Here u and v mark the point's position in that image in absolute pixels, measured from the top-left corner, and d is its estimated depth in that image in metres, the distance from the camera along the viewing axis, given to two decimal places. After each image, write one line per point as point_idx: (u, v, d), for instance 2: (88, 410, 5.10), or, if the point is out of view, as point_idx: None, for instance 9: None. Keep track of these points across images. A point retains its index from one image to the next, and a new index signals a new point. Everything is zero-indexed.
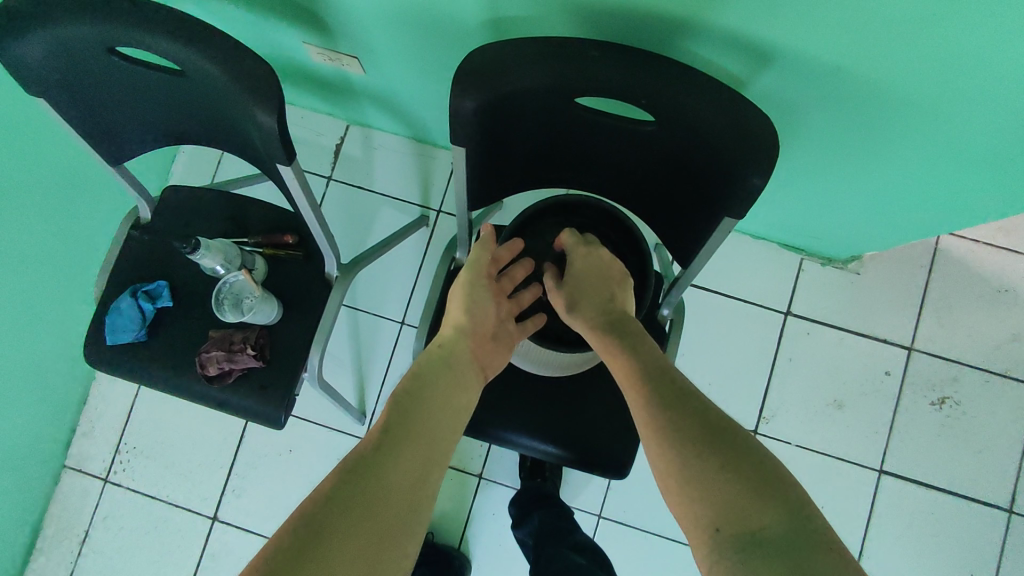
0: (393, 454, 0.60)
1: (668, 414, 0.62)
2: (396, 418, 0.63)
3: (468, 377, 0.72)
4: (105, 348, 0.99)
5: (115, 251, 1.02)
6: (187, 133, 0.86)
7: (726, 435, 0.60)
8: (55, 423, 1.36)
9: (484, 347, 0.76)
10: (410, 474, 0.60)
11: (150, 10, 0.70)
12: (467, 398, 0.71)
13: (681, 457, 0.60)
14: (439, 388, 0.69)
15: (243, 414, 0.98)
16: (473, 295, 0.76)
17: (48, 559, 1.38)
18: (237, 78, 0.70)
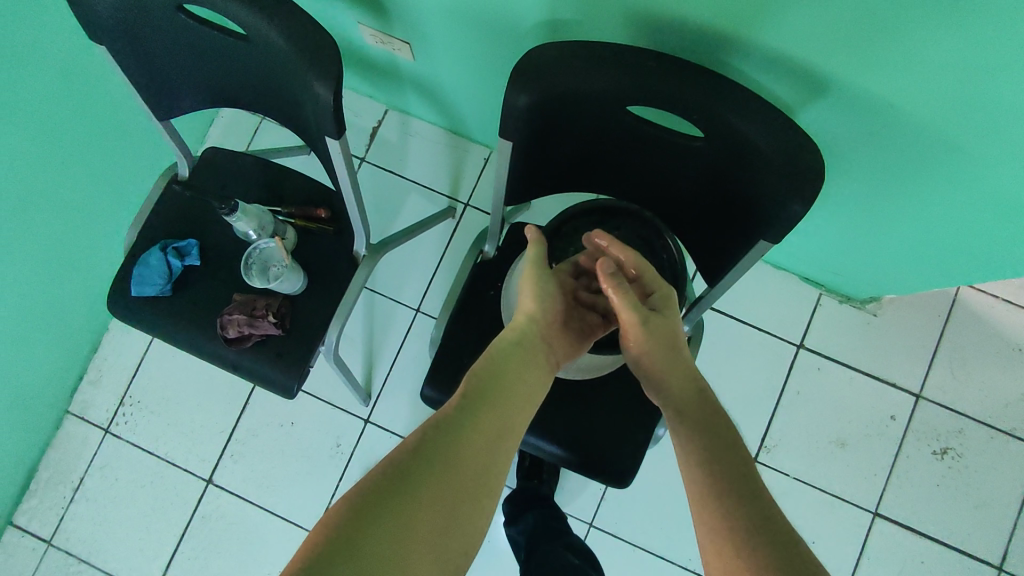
0: (468, 425, 0.63)
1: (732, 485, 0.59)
2: (476, 391, 0.66)
3: (540, 361, 0.73)
4: (129, 299, 1.00)
5: (150, 204, 1.04)
6: (239, 98, 0.88)
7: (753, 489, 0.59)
8: (64, 368, 1.38)
9: (553, 334, 0.76)
10: (485, 449, 0.63)
11: None
12: (539, 381, 0.72)
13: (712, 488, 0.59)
14: (514, 372, 0.69)
15: (256, 379, 0.99)
16: (540, 285, 0.75)
17: (41, 501, 1.39)
18: (300, 48, 0.71)
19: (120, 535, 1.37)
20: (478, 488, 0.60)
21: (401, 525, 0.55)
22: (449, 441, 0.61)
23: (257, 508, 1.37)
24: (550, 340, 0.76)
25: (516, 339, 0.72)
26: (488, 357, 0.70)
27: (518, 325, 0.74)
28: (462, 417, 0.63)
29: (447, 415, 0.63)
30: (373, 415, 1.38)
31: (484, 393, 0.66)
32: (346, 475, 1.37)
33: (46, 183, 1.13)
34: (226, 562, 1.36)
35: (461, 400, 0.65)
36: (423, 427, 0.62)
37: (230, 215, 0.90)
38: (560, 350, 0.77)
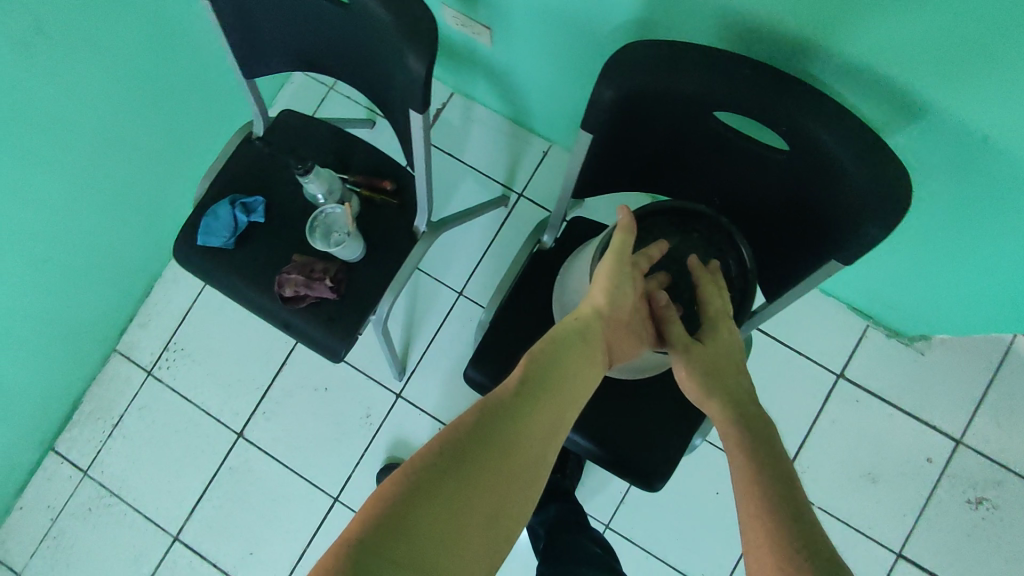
0: (521, 413, 0.62)
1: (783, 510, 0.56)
2: (532, 381, 0.64)
3: (597, 360, 0.69)
4: (193, 248, 1.03)
5: (223, 158, 1.07)
6: (326, 64, 0.90)
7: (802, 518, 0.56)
8: (116, 308, 1.42)
9: (618, 337, 0.71)
10: (535, 441, 0.62)
11: None
12: (593, 380, 0.69)
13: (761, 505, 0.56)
14: (571, 369, 0.66)
15: (306, 339, 1.01)
16: (617, 281, 0.69)
17: (80, 432, 1.44)
18: (399, 19, 0.73)
19: (150, 475, 1.42)
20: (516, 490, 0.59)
21: (449, 506, 0.55)
22: (500, 429, 0.60)
23: (282, 466, 1.41)
24: (610, 342, 0.71)
25: (580, 333, 0.68)
26: (546, 348, 0.66)
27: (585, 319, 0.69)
28: (516, 405, 0.62)
29: (501, 401, 0.62)
30: (405, 390, 1.41)
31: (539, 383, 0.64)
32: (373, 446, 1.39)
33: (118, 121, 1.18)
34: (249, 514, 1.40)
35: (517, 388, 0.63)
36: (473, 409, 0.61)
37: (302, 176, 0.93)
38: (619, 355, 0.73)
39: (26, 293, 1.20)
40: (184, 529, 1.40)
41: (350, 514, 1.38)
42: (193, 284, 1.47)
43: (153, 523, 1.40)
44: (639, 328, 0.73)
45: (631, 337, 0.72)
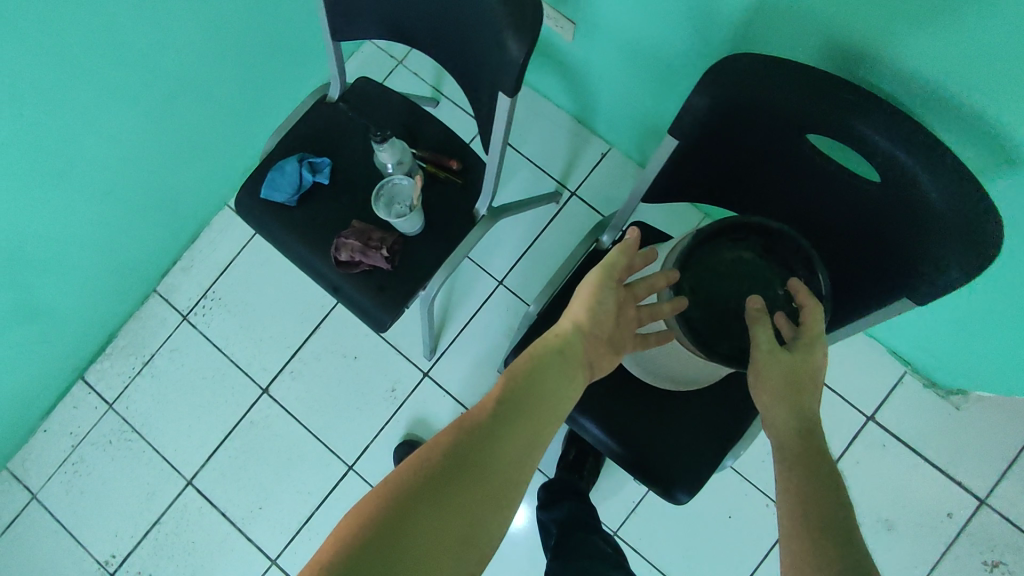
0: (500, 432, 0.63)
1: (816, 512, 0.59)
2: (509, 402, 0.64)
3: (574, 380, 0.69)
4: (256, 200, 1.04)
5: (296, 115, 1.08)
6: (418, 37, 0.91)
7: (842, 518, 0.58)
8: (161, 249, 1.44)
9: (596, 354, 0.71)
10: (517, 456, 0.63)
11: None
12: (569, 396, 0.69)
13: (802, 504, 0.59)
14: (551, 385, 0.66)
15: (353, 306, 1.02)
16: (599, 295, 0.70)
17: (111, 365, 1.47)
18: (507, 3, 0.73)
19: (173, 417, 1.44)
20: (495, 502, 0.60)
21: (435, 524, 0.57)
22: (477, 455, 0.61)
23: (302, 428, 1.42)
24: (588, 356, 0.70)
25: (559, 349, 0.68)
26: (529, 364, 0.67)
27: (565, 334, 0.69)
28: (491, 432, 0.62)
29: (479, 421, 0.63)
30: (433, 369, 1.41)
31: (516, 406, 0.64)
32: (394, 420, 1.40)
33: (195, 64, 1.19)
34: (263, 468, 1.41)
35: (495, 408, 0.64)
36: (451, 431, 0.62)
37: (378, 145, 0.94)
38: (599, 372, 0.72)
39: (81, 219, 1.22)
40: (198, 474, 1.42)
41: (362, 483, 1.38)
42: (239, 237, 1.48)
43: (169, 463, 1.42)
44: (624, 346, 0.73)
45: (611, 354, 0.72)
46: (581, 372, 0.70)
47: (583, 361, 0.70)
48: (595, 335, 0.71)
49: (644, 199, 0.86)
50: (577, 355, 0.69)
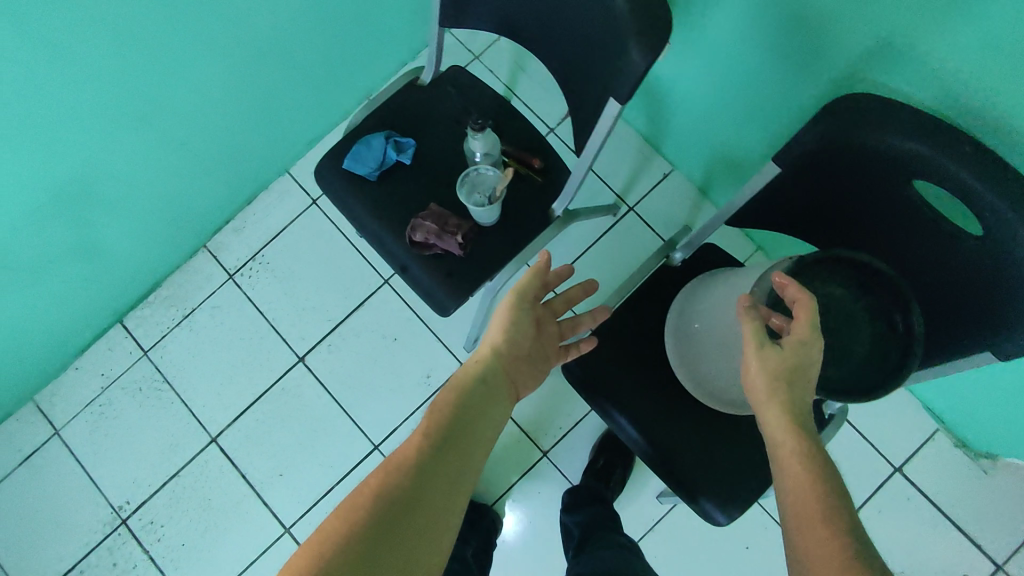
0: (435, 458, 0.66)
1: (809, 490, 0.59)
2: (435, 433, 0.68)
3: (501, 397, 0.77)
4: (336, 170, 1.05)
5: (386, 94, 1.09)
6: (527, 34, 0.93)
7: (836, 499, 0.58)
8: (218, 206, 1.46)
9: (516, 371, 0.81)
10: (456, 477, 0.66)
11: None
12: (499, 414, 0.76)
13: (801, 482, 0.60)
14: (483, 408, 0.73)
15: (419, 288, 1.03)
16: (517, 318, 0.80)
17: (152, 313, 1.47)
18: (636, 10, 0.74)
19: (206, 373, 1.44)
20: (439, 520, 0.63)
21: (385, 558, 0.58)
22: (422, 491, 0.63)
23: (333, 401, 1.42)
24: (511, 377, 0.79)
25: (481, 374, 0.75)
26: (459, 389, 0.73)
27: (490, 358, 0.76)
28: (432, 463, 0.65)
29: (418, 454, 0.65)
30: None
31: (454, 435, 0.68)
32: (425, 406, 1.41)
33: (283, 27, 1.21)
34: (288, 436, 1.42)
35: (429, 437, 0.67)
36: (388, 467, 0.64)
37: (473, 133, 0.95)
38: (521, 386, 0.82)
39: (151, 163, 1.24)
40: (223, 433, 1.42)
41: None
42: (296, 204, 1.49)
43: (196, 418, 1.43)
44: (536, 364, 0.84)
45: (530, 367, 0.83)
46: (509, 392, 0.79)
47: (510, 383, 0.79)
48: (514, 357, 0.81)
49: (730, 219, 0.87)
50: (505, 379, 0.78)
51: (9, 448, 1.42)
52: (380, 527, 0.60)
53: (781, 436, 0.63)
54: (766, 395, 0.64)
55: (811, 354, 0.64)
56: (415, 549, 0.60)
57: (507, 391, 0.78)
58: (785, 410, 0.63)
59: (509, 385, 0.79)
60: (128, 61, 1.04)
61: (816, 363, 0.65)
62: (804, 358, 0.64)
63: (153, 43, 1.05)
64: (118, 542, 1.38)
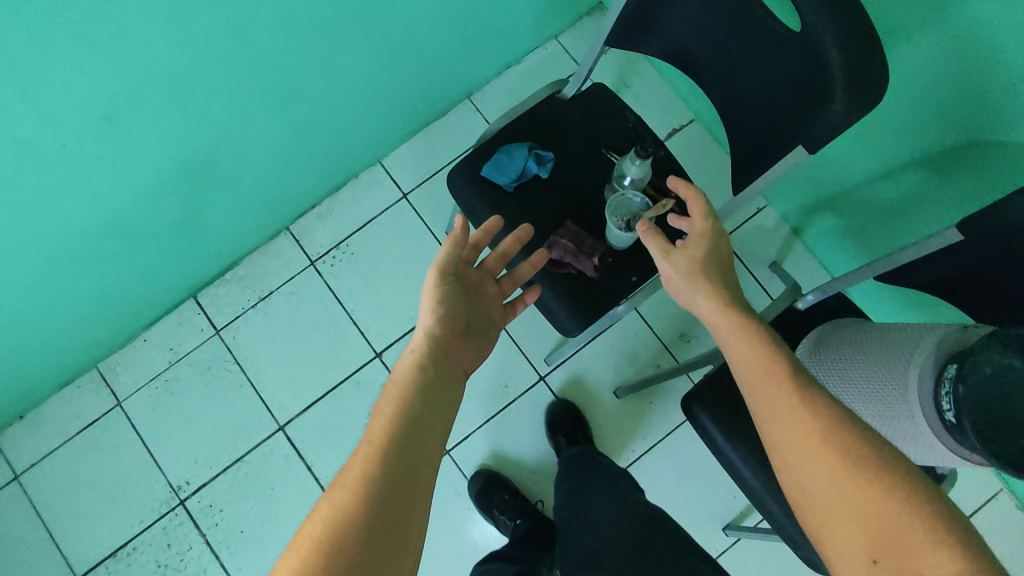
0: (399, 456, 0.63)
1: (783, 376, 0.64)
2: (390, 433, 0.65)
3: (450, 379, 0.76)
4: (472, 176, 1.03)
5: (527, 104, 1.07)
6: (699, 65, 0.90)
7: (803, 378, 0.65)
8: (308, 189, 1.42)
9: (457, 346, 0.81)
10: (427, 464, 0.65)
11: None
12: (455, 390, 0.76)
13: (777, 374, 0.65)
14: (434, 388, 0.72)
15: (545, 308, 1.01)
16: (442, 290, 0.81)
17: (227, 292, 1.44)
18: (849, 66, 0.71)
19: (278, 359, 1.41)
20: (417, 497, 0.62)
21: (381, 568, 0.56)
22: (388, 493, 0.60)
23: None
24: (455, 351, 0.80)
25: (428, 359, 0.75)
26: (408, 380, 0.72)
27: (427, 342, 0.77)
28: (398, 451, 0.64)
29: (383, 461, 0.62)
30: (549, 375, 1.41)
31: (411, 423, 0.67)
32: (500, 415, 1.39)
33: (412, 17, 1.19)
34: (357, 431, 1.39)
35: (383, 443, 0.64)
36: (348, 492, 0.60)
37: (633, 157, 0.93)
38: (467, 360, 0.81)
39: (251, 138, 1.21)
40: (292, 422, 1.39)
41: (456, 470, 1.37)
42: (386, 197, 1.47)
43: (265, 405, 1.39)
44: (483, 323, 0.86)
45: (474, 332, 0.84)
46: (456, 365, 0.79)
47: (456, 360, 0.80)
48: (455, 334, 0.81)
49: (877, 275, 0.88)
50: (449, 358, 0.79)
51: (68, 415, 1.39)
52: (361, 540, 0.56)
53: (723, 325, 0.70)
54: (695, 292, 0.74)
55: (715, 234, 0.77)
56: (404, 529, 0.59)
57: (455, 363, 0.79)
58: (715, 294, 0.72)
59: (455, 360, 0.80)
60: (265, 33, 1.02)
61: (722, 236, 0.78)
62: (714, 241, 0.76)
63: (292, 17, 1.03)
64: (174, 522, 1.35)
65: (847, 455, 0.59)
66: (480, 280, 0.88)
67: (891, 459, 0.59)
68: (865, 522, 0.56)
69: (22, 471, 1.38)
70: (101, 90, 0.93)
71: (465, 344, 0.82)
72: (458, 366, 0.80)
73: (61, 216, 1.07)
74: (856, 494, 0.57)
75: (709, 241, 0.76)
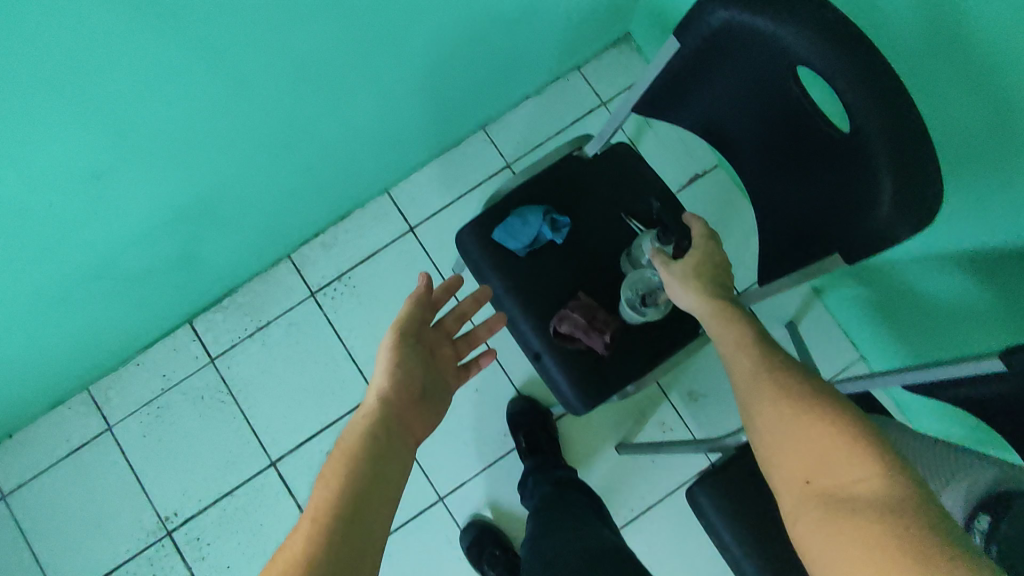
0: (341, 527, 0.59)
1: (758, 360, 0.63)
2: (334, 498, 0.61)
3: (400, 446, 0.71)
4: (482, 239, 0.98)
5: (545, 162, 1.01)
6: (731, 145, 0.84)
7: (781, 360, 0.63)
8: (311, 219, 1.37)
9: (413, 413, 0.76)
10: (370, 527, 0.61)
11: (877, 62, 0.64)
12: (405, 457, 0.71)
13: (753, 359, 0.64)
14: (382, 453, 0.68)
15: (550, 382, 0.96)
16: (399, 351, 0.78)
17: (224, 320, 1.40)
18: (901, 181, 0.64)
19: (274, 393, 1.38)
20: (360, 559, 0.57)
21: None
22: (332, 554, 0.56)
23: None
24: (410, 416, 0.75)
25: (379, 424, 0.71)
26: (355, 443, 0.67)
27: (379, 405, 0.73)
28: (340, 520, 0.59)
29: (323, 528, 0.58)
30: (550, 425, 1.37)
31: (357, 487, 0.63)
32: (498, 464, 1.34)
33: (429, 55, 1.13)
34: None
35: (323, 512, 0.59)
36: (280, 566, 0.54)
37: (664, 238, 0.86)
38: (419, 430, 0.76)
39: (251, 171, 1.15)
40: (284, 458, 1.36)
41: (449, 518, 1.32)
42: (391, 229, 1.42)
43: (258, 438, 1.37)
44: (439, 388, 0.82)
45: (430, 398, 0.80)
46: (409, 432, 0.74)
47: (411, 429, 0.74)
48: (410, 397, 0.76)
49: (904, 383, 0.84)
50: (404, 428, 0.73)
51: (58, 437, 1.36)
52: None
53: (707, 315, 0.71)
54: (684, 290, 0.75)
55: (720, 253, 0.78)
56: None
57: (408, 431, 0.74)
58: (699, 280, 0.74)
59: (408, 428, 0.74)
60: (264, 71, 0.96)
61: (723, 255, 0.80)
62: (716, 256, 0.78)
63: (295, 55, 0.97)
64: (160, 554, 1.33)
65: (790, 387, 0.59)
66: (436, 342, 0.85)
67: (832, 394, 0.58)
68: (829, 496, 0.51)
69: (9, 491, 1.35)
70: (88, 131, 0.87)
71: (420, 410, 0.77)
72: (411, 433, 0.74)
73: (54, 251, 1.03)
74: (792, 419, 0.57)
75: (704, 246, 0.79)
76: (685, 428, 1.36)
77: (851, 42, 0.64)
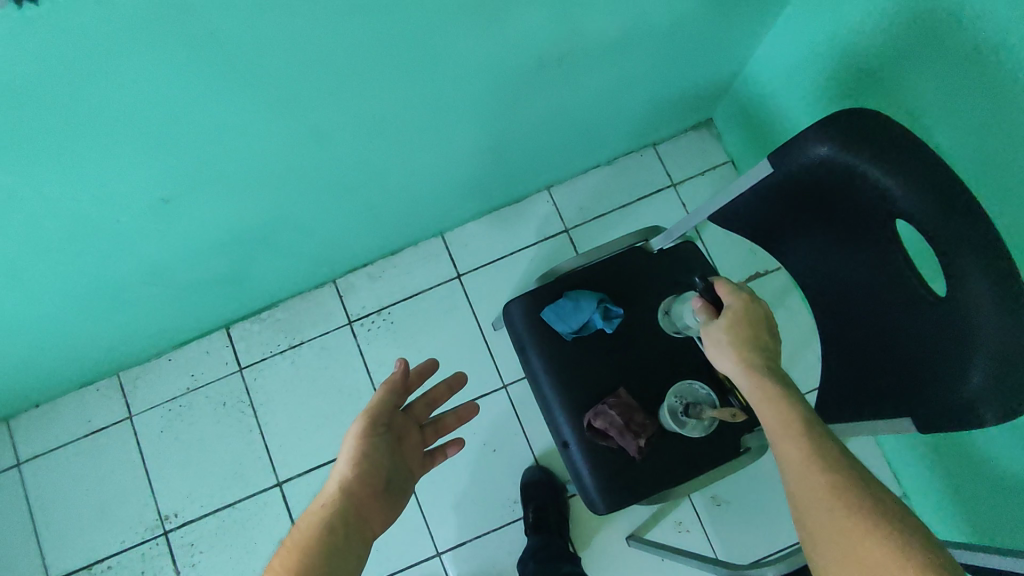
0: None
1: (800, 438, 0.57)
2: None
3: (354, 544, 0.68)
4: (532, 315, 0.97)
5: (609, 249, 0.99)
6: (811, 275, 0.81)
7: (828, 444, 0.56)
8: (363, 251, 1.37)
9: (372, 509, 0.73)
10: None
11: (987, 234, 0.58)
12: (358, 560, 0.68)
13: (794, 436, 0.57)
14: (333, 559, 0.65)
15: (574, 474, 0.93)
16: (367, 442, 0.76)
17: (260, 331, 1.41)
18: (996, 365, 0.59)
19: (294, 413, 1.37)
20: None
21: None
22: None
23: None
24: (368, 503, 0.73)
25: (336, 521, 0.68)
26: (306, 547, 0.65)
27: (337, 500, 0.70)
28: None
29: None
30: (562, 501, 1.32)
31: None
32: (502, 531, 1.30)
33: (514, 126, 1.13)
34: None
35: None
36: None
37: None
38: (379, 526, 0.73)
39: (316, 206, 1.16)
40: (290, 481, 1.34)
41: None
42: (439, 273, 1.41)
43: (269, 456, 1.36)
44: (405, 480, 0.79)
45: (394, 490, 0.77)
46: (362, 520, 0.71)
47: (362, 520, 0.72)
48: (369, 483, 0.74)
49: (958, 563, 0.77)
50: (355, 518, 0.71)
51: (82, 415, 1.39)
52: None
53: (747, 385, 0.64)
54: (725, 353, 0.67)
55: (757, 303, 0.70)
56: None
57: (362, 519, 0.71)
58: (737, 344, 0.67)
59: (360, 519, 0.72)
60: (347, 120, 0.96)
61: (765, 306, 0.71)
62: (753, 309, 0.70)
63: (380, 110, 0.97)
64: (153, 552, 1.32)
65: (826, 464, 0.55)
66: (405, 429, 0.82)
67: (872, 480, 0.54)
68: None
69: (26, 459, 1.38)
70: None
71: (380, 506, 0.74)
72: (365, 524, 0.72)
73: (129, 270, 1.05)
74: (834, 512, 0.52)
75: (736, 301, 0.70)
76: (701, 532, 1.29)
77: (961, 215, 0.59)
